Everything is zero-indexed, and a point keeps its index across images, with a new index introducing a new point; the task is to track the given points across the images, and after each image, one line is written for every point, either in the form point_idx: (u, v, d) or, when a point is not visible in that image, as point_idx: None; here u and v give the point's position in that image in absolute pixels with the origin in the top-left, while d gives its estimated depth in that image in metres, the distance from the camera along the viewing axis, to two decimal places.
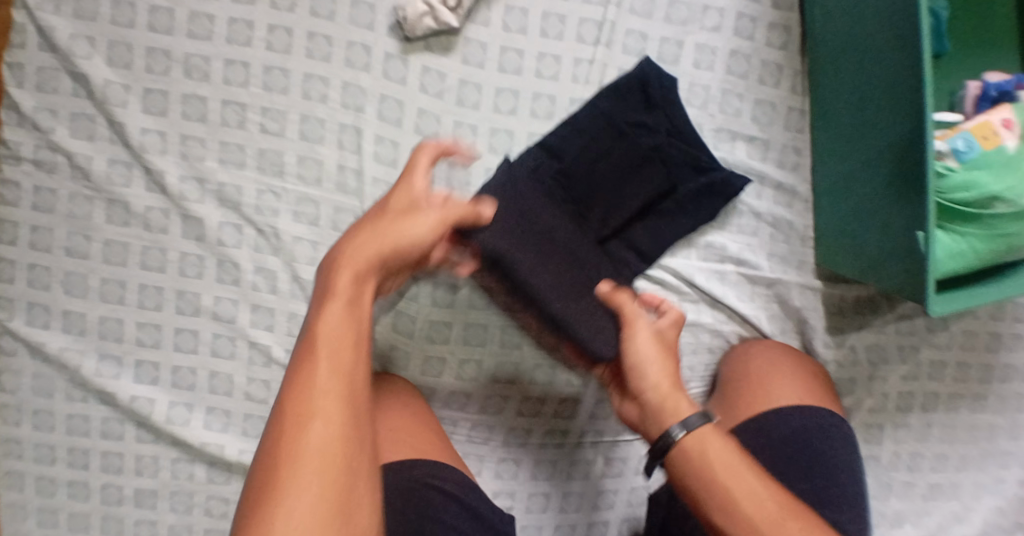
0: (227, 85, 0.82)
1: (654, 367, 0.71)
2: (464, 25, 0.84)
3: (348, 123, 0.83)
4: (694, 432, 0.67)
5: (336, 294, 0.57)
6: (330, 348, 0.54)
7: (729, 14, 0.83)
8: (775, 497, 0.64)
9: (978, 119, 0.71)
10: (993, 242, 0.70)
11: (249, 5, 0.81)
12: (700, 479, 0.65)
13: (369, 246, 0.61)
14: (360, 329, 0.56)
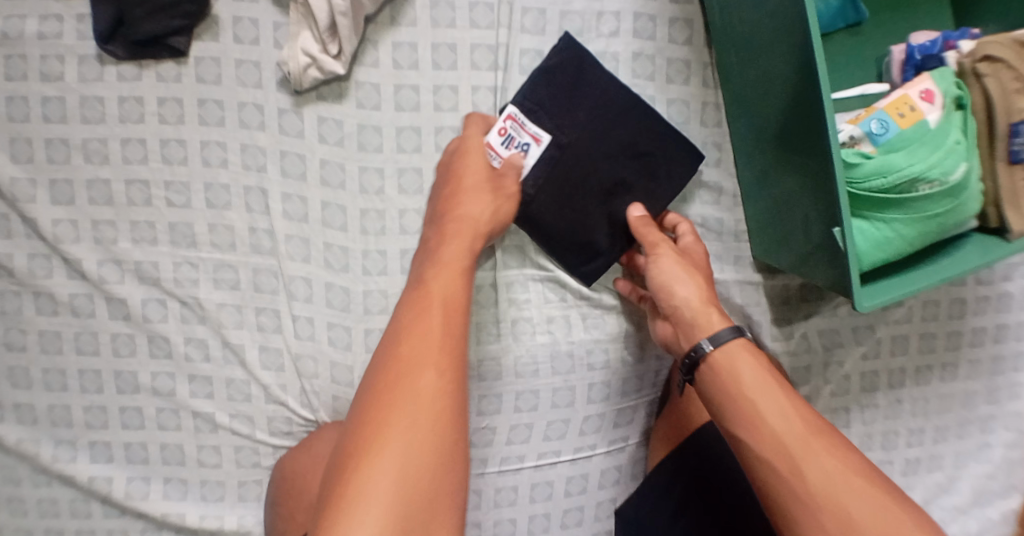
0: (126, 163, 0.81)
1: (683, 285, 0.74)
2: (354, 69, 0.81)
3: (253, 184, 0.82)
4: (725, 348, 0.69)
5: (445, 264, 0.68)
6: (444, 304, 0.64)
7: (625, 17, 0.82)
8: (807, 421, 0.65)
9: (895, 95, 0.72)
10: (920, 224, 0.70)
11: (135, 80, 0.80)
12: (728, 394, 0.67)
13: (461, 213, 0.72)
14: (462, 304, 0.66)
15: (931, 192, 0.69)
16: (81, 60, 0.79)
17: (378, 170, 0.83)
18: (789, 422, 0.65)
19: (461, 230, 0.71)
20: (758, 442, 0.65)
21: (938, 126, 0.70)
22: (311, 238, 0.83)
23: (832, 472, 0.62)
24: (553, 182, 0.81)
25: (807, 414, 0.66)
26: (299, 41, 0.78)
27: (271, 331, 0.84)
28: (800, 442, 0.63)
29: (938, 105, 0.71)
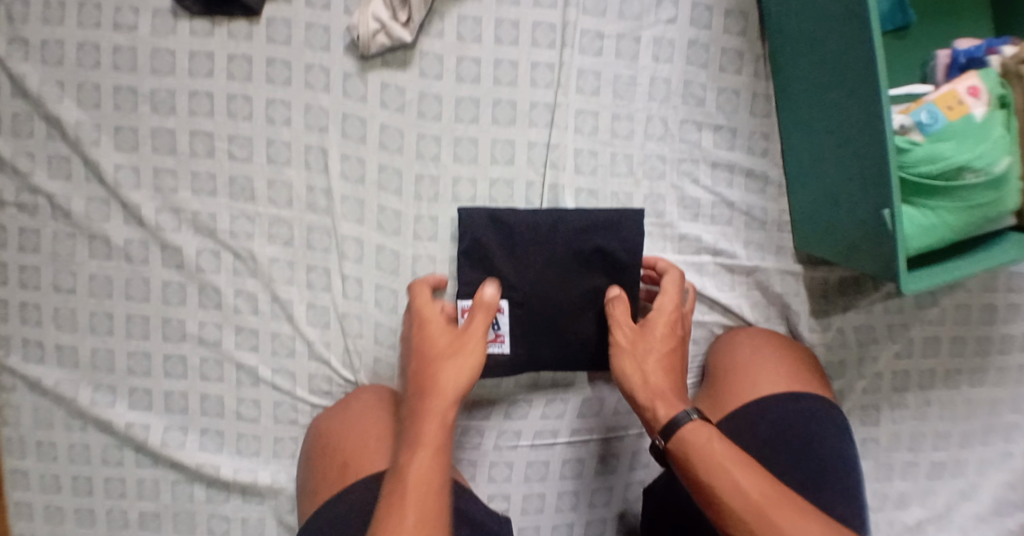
0: (192, 116, 0.83)
1: (633, 373, 0.75)
2: (420, 39, 0.84)
3: (314, 143, 0.84)
4: (679, 434, 0.69)
5: (428, 437, 0.66)
6: (431, 476, 0.64)
7: (684, 5, 0.85)
8: (765, 493, 0.65)
9: (944, 89, 0.75)
10: (966, 213, 0.73)
11: (206, 35, 0.82)
12: (688, 476, 0.68)
13: (439, 386, 0.68)
14: (441, 490, 0.64)
15: (977, 180, 0.71)
16: (156, 13, 0.81)
17: (435, 139, 0.85)
18: (747, 499, 0.64)
19: (442, 395, 0.68)
20: (725, 521, 0.65)
21: (985, 119, 0.73)
22: (366, 201, 0.85)
23: None
24: (534, 311, 0.83)
25: (767, 492, 0.65)
26: (370, 8, 0.80)
27: (319, 289, 0.86)
28: (761, 518, 0.63)
29: (986, 100, 0.74)
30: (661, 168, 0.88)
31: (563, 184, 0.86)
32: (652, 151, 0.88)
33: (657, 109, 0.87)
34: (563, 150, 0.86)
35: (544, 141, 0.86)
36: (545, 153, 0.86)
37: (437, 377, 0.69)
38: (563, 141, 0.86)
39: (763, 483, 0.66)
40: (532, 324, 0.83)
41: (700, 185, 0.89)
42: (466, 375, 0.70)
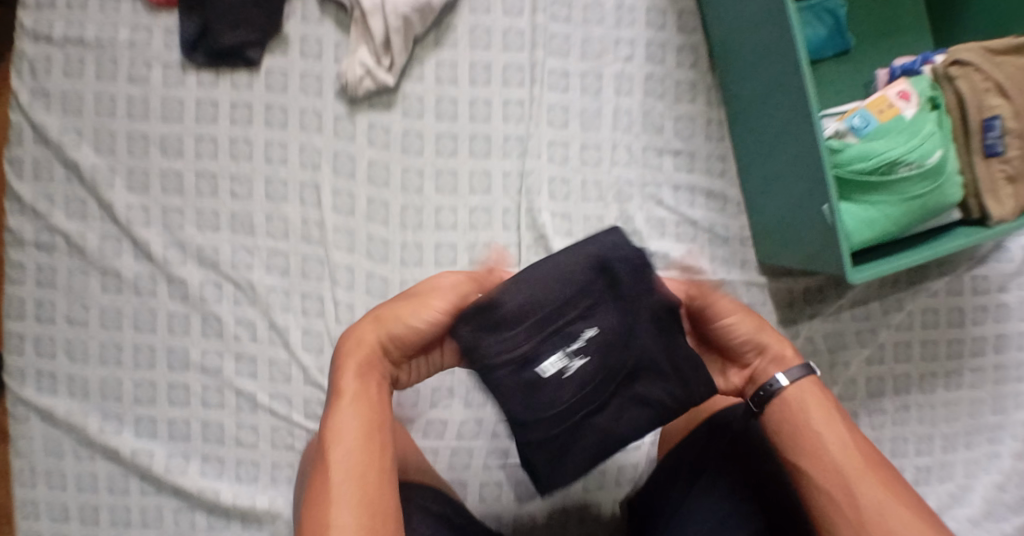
0: (198, 158, 0.91)
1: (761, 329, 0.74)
2: (401, 83, 0.92)
3: (307, 180, 0.91)
4: (796, 382, 0.70)
5: (346, 382, 0.66)
6: (355, 419, 0.65)
7: (639, 44, 0.95)
8: (864, 455, 0.67)
9: (875, 96, 0.84)
10: (904, 205, 0.80)
11: (211, 87, 0.91)
12: (792, 425, 0.69)
13: (369, 331, 0.68)
14: (368, 427, 0.65)
15: (909, 173, 0.79)
16: (166, 66, 0.91)
17: (418, 171, 0.92)
18: (849, 454, 0.67)
19: (364, 338, 0.68)
20: (819, 472, 0.67)
21: (914, 118, 0.82)
22: (356, 230, 0.91)
23: (887, 503, 0.64)
24: (597, 375, 0.67)
25: (866, 450, 0.68)
26: (356, 56, 0.89)
27: (313, 315, 0.90)
28: (858, 476, 0.66)
29: (914, 103, 0.83)
30: (629, 192, 0.95)
31: (539, 207, 0.93)
32: (621, 175, 0.95)
33: (622, 138, 0.95)
34: (537, 177, 0.94)
35: (518, 170, 0.94)
36: (517, 182, 0.94)
37: (368, 329, 0.68)
38: (536, 169, 0.94)
39: (865, 448, 0.68)
40: (582, 383, 0.66)
41: (665, 206, 0.96)
42: (390, 322, 0.68)
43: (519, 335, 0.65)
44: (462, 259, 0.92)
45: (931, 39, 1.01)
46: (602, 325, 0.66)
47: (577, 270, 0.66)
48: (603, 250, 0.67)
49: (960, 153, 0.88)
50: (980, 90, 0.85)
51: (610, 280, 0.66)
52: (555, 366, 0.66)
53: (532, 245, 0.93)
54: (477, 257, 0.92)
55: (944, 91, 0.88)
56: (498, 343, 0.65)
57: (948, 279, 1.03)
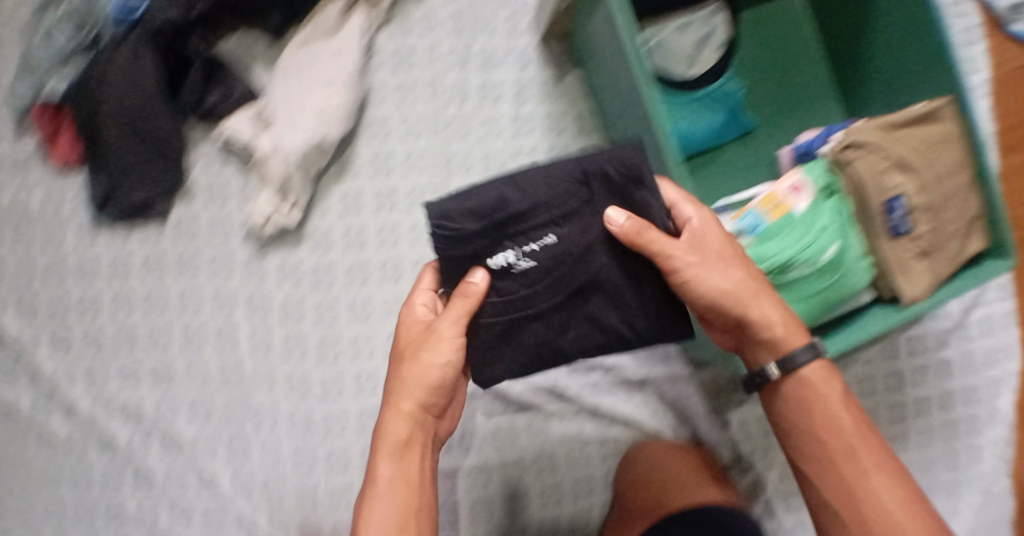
0: (118, 316, 0.95)
1: (761, 299, 0.71)
2: (309, 217, 0.94)
3: (222, 326, 0.93)
4: (810, 365, 0.72)
5: (381, 465, 0.71)
6: (393, 501, 0.69)
7: (540, 151, 0.96)
8: (867, 450, 0.70)
9: (767, 191, 0.84)
10: (800, 303, 0.81)
11: (122, 242, 0.94)
12: (799, 418, 0.73)
13: (390, 414, 0.72)
14: (409, 505, 0.70)
15: (803, 273, 0.79)
16: (79, 227, 0.94)
17: (332, 303, 0.93)
18: (852, 450, 0.70)
19: (392, 415, 0.72)
20: (824, 466, 0.71)
21: (806, 213, 0.81)
22: (276, 369, 0.93)
23: (885, 501, 0.68)
24: (539, 285, 0.71)
25: (871, 443, 0.71)
26: (259, 201, 0.91)
27: (240, 458, 0.92)
28: (856, 474, 0.70)
29: (807, 194, 0.83)
30: None
31: None
32: None
33: None
34: None
35: None
36: None
37: (389, 404, 0.73)
38: None
39: (869, 438, 0.71)
40: (531, 282, 0.71)
41: None
42: (408, 393, 0.72)
43: (478, 222, 0.69)
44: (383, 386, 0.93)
45: (840, 108, 0.99)
46: (561, 231, 0.70)
47: (576, 174, 0.70)
48: (614, 159, 0.69)
49: (864, 236, 0.87)
50: (874, 173, 0.84)
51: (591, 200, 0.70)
52: (504, 259, 0.70)
53: None
54: None
55: (839, 175, 0.87)
56: (456, 244, 0.70)
57: (881, 346, 1.05)
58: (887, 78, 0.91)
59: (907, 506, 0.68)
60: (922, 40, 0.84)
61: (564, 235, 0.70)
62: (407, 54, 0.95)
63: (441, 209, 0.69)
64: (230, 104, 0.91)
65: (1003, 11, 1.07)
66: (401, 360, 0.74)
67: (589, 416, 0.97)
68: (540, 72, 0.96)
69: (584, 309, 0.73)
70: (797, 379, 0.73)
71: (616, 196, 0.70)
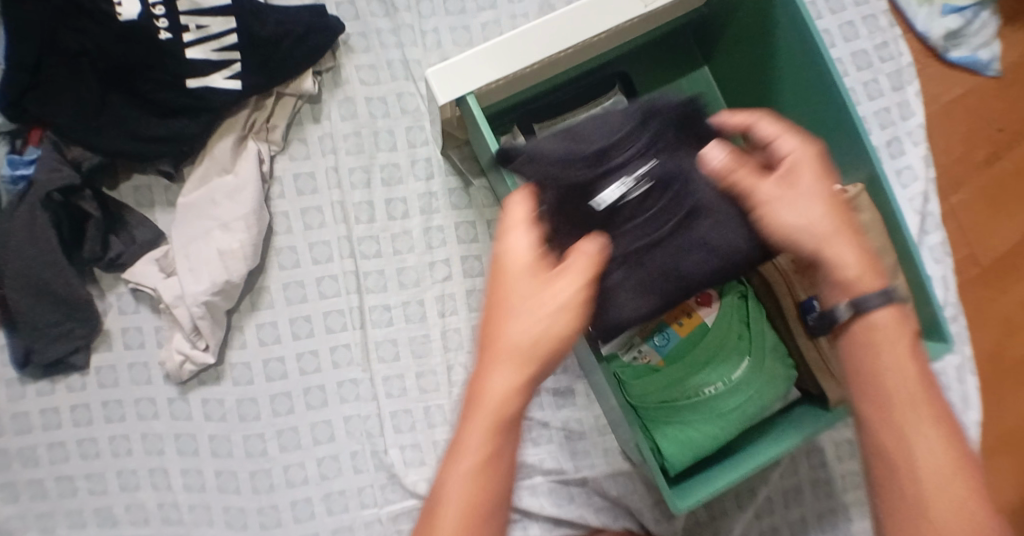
0: (55, 463, 0.94)
1: (839, 241, 0.58)
2: (225, 354, 0.94)
3: (155, 466, 0.93)
4: (874, 314, 0.57)
5: (470, 440, 0.50)
6: (463, 501, 0.49)
7: (455, 261, 0.97)
8: (934, 415, 0.54)
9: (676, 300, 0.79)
10: (720, 417, 0.75)
11: (50, 393, 0.95)
12: (857, 365, 0.58)
13: (491, 376, 0.51)
14: (488, 506, 0.50)
15: (717, 391, 0.75)
16: (8, 382, 0.94)
17: (260, 435, 0.93)
18: (915, 412, 0.54)
19: (489, 380, 0.51)
20: (876, 424, 0.55)
21: (715, 325, 0.76)
22: (212, 504, 0.93)
23: (940, 479, 0.52)
24: (649, 210, 0.67)
25: (939, 410, 0.54)
26: (173, 343, 0.91)
27: None
28: (904, 439, 0.53)
29: (716, 305, 0.77)
30: None
31: (384, 446, 0.93)
32: (460, 395, 0.94)
33: (454, 357, 0.95)
34: (376, 419, 0.93)
35: (359, 412, 0.94)
36: (360, 423, 0.93)
37: (492, 357, 0.52)
38: (373, 411, 0.94)
39: (940, 406, 0.54)
40: (637, 216, 0.66)
41: None
42: (526, 351, 0.51)
43: (581, 159, 0.64)
44: (319, 511, 0.93)
45: None
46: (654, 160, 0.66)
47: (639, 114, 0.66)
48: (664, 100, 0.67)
49: (785, 337, 0.79)
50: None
51: (665, 135, 0.66)
52: (613, 194, 0.65)
53: (387, 483, 0.93)
54: (334, 507, 0.92)
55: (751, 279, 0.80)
56: (562, 184, 0.64)
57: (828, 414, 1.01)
58: None
59: (969, 493, 0.52)
60: (823, 118, 0.82)
61: (648, 171, 0.65)
62: (309, 179, 0.97)
63: (536, 162, 0.65)
64: (132, 252, 0.93)
65: (938, 41, 1.06)
66: (516, 299, 0.52)
67: (532, 519, 0.94)
68: (446, 183, 0.98)
69: (694, 236, 0.68)
70: (866, 317, 0.57)
71: (686, 134, 0.67)
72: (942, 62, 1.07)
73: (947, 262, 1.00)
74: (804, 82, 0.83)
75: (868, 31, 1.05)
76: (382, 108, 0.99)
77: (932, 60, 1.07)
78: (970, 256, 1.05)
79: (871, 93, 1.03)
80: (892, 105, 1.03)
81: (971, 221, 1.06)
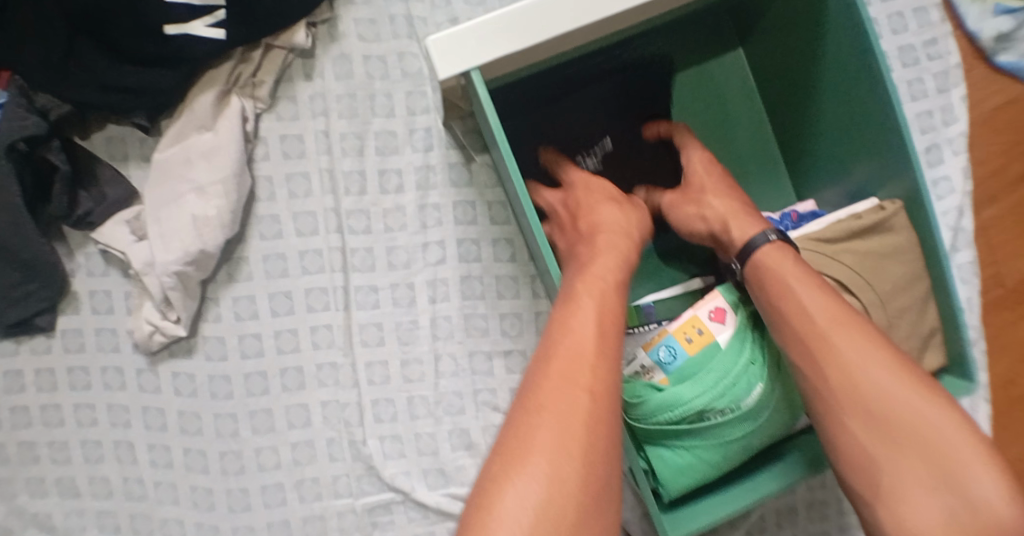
0: (16, 429, 0.89)
1: (715, 201, 0.74)
2: (198, 326, 0.88)
3: (120, 439, 0.88)
4: (762, 250, 0.67)
5: (596, 268, 0.60)
6: (590, 299, 0.57)
7: (449, 243, 0.89)
8: (829, 314, 0.61)
9: (686, 313, 0.72)
10: (724, 446, 0.70)
11: (12, 355, 0.89)
12: (765, 291, 0.65)
13: (606, 227, 0.66)
14: (615, 311, 0.57)
15: (723, 420, 0.68)
16: None
17: (231, 415, 0.88)
18: (810, 319, 0.62)
19: (600, 234, 0.66)
20: (794, 344, 0.63)
21: (727, 346, 0.69)
22: (178, 482, 0.88)
23: (868, 372, 0.59)
24: (605, 178, 0.83)
25: (832, 309, 0.62)
26: (142, 313, 0.85)
27: None
28: (821, 344, 0.61)
29: (730, 323, 0.71)
30: (459, 403, 0.88)
31: (362, 436, 0.87)
32: (446, 388, 0.88)
33: (443, 346, 0.89)
34: (355, 407, 0.88)
35: (337, 398, 0.88)
36: (338, 410, 0.88)
37: (596, 234, 0.66)
38: (353, 399, 0.88)
39: (832, 301, 0.62)
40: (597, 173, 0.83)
41: (503, 409, 0.89)
42: (621, 229, 0.67)
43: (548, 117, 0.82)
44: (291, 498, 0.88)
45: (790, 180, 0.90)
46: (616, 136, 0.84)
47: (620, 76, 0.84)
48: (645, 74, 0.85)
49: None
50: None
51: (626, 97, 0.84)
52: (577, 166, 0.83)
53: (363, 474, 0.88)
54: (306, 495, 0.88)
55: None
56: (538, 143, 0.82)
57: None
58: (831, 146, 0.81)
59: (909, 379, 0.58)
60: (863, 120, 0.74)
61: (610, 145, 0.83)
62: (296, 141, 0.89)
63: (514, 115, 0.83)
64: (102, 211, 0.86)
65: (987, 43, 0.94)
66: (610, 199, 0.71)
67: None
68: (445, 156, 0.90)
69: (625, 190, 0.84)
70: (751, 261, 0.67)
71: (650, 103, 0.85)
72: (987, 66, 0.95)
73: (975, 282, 0.93)
74: (847, 78, 0.74)
75: (917, 25, 0.94)
76: (381, 69, 0.90)
77: (979, 63, 0.96)
78: (996, 274, 0.96)
79: (915, 92, 0.94)
80: (936, 107, 0.94)
81: (1007, 238, 0.96)
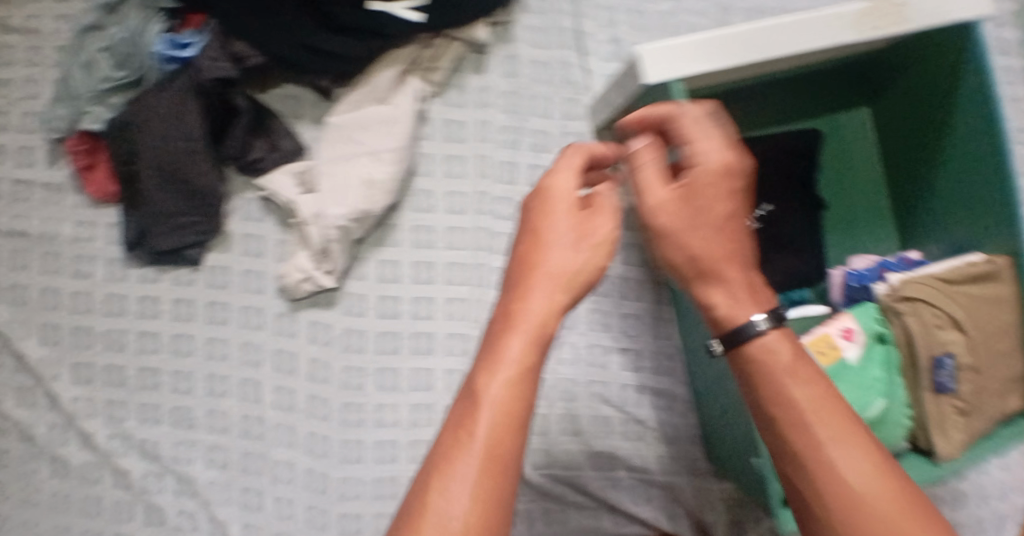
0: (141, 353, 0.92)
1: (700, 244, 0.56)
2: (344, 282, 0.93)
3: (248, 377, 0.92)
4: (750, 341, 0.55)
5: (510, 346, 0.48)
6: (490, 400, 0.46)
7: None
8: (819, 421, 0.52)
9: (821, 330, 0.82)
10: None
11: (154, 282, 0.93)
12: (750, 377, 0.56)
13: (547, 284, 0.50)
14: (513, 415, 0.46)
15: None
16: (111, 262, 0.94)
17: (360, 369, 0.92)
18: (806, 425, 0.52)
19: (531, 286, 0.50)
20: (791, 449, 0.53)
21: (856, 362, 0.80)
22: (296, 426, 0.91)
23: (866, 496, 0.49)
24: (764, 234, 0.91)
25: (824, 414, 0.52)
26: (295, 261, 0.90)
27: (252, 509, 0.89)
28: (807, 455, 0.52)
29: (857, 342, 0.81)
30: (574, 392, 0.94)
31: None
32: (564, 374, 0.94)
33: (567, 335, 0.95)
34: None
35: (461, 367, 0.92)
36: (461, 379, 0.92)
37: (529, 280, 0.51)
38: None
39: (826, 406, 0.52)
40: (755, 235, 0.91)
41: (613, 403, 0.94)
42: (578, 283, 0.51)
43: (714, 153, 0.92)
44: (403, 458, 0.91)
45: (897, 229, 1.00)
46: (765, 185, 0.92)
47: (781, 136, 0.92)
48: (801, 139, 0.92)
49: (910, 389, 0.82)
50: (929, 325, 0.80)
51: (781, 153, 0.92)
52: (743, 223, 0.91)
53: None
54: (417, 457, 0.91)
55: (894, 327, 0.83)
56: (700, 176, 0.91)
57: None
58: (943, 202, 0.91)
59: (909, 514, 0.48)
60: (978, 185, 0.84)
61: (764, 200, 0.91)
62: (459, 127, 0.96)
63: None
64: (274, 159, 0.91)
65: None
66: (565, 230, 0.52)
67: (607, 511, 0.92)
68: None
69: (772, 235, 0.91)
70: (739, 349, 0.56)
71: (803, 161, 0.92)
72: None
73: None
74: (970, 142, 0.83)
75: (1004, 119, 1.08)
76: (546, 73, 0.98)
77: None
78: None
79: None
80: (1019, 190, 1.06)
81: None
